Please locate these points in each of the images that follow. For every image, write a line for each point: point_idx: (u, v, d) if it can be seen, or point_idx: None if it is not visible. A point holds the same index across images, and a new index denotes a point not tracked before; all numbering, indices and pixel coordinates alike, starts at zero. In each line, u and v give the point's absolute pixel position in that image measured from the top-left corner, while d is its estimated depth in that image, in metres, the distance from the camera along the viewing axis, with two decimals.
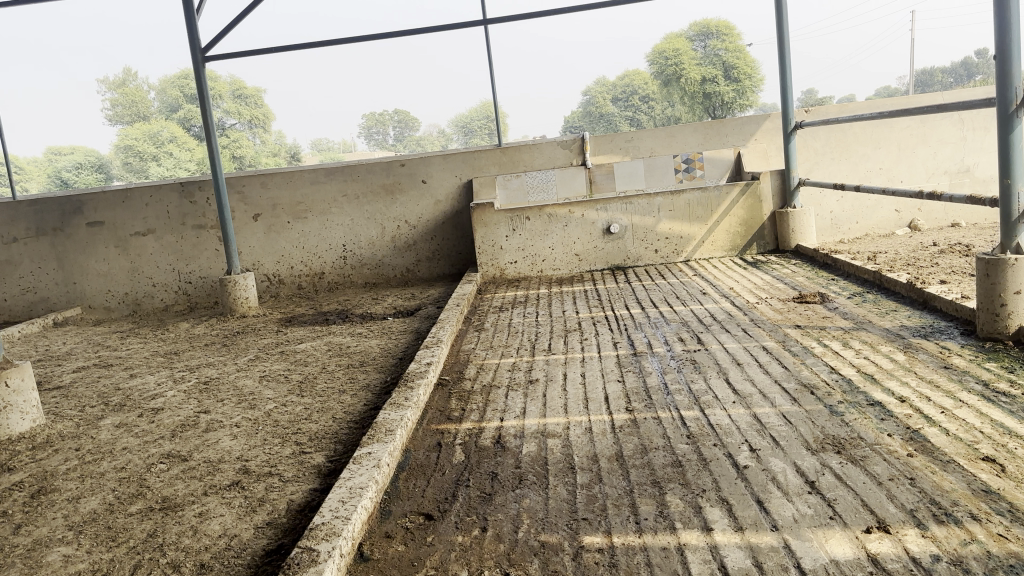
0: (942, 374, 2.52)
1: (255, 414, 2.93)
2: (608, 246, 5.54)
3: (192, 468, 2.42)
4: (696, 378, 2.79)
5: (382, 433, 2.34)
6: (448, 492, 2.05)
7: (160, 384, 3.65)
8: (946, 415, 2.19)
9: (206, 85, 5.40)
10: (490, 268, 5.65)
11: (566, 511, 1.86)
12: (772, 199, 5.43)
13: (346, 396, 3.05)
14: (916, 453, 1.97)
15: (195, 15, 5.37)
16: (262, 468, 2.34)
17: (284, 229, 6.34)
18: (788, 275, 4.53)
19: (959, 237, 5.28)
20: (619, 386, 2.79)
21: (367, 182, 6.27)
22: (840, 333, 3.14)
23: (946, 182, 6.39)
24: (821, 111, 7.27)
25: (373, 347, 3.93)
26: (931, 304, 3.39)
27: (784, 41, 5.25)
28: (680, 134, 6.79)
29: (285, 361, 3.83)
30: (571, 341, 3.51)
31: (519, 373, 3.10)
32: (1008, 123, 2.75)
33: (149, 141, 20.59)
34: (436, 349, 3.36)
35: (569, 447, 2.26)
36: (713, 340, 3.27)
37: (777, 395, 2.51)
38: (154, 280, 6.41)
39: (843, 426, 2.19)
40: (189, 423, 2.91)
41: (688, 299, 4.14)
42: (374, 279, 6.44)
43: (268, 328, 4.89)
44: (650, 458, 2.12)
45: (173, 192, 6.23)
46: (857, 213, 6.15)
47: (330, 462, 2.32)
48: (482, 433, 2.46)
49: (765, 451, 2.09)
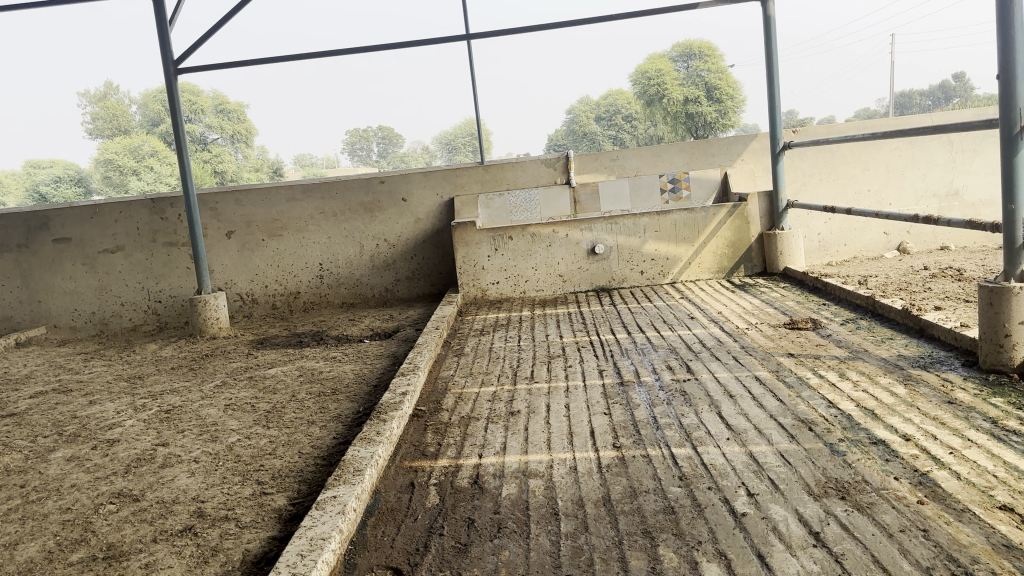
0: (947, 411, 2.37)
1: (216, 448, 2.74)
2: (592, 267, 5.39)
3: (143, 510, 2.23)
4: (686, 412, 2.63)
5: (350, 474, 2.16)
6: (419, 541, 1.88)
7: (119, 412, 3.44)
8: (955, 456, 2.04)
9: (177, 98, 5.21)
10: (471, 289, 5.48)
11: (548, 566, 1.69)
12: (759, 221, 5.32)
13: (315, 428, 2.87)
14: (927, 500, 1.82)
15: (167, 26, 5.19)
16: (219, 511, 2.15)
17: (258, 247, 6.15)
18: (778, 299, 4.41)
19: (951, 260, 5.18)
20: (605, 420, 2.62)
21: (345, 199, 6.10)
22: (836, 363, 3.00)
23: (936, 205, 6.30)
24: (809, 132, 7.23)
25: (347, 372, 3.75)
26: (928, 332, 3.26)
27: (773, 60, 5.14)
28: (666, 154, 6.59)
29: (254, 388, 3.63)
30: (555, 368, 3.35)
31: (500, 403, 2.93)
32: (1012, 146, 2.62)
33: (131, 154, 20.64)
34: (412, 376, 3.19)
35: (552, 489, 2.09)
36: (702, 369, 3.12)
37: (774, 431, 2.36)
38: (123, 299, 6.20)
39: (845, 468, 2.05)
40: (145, 458, 2.71)
41: (676, 324, 3.99)
42: (352, 299, 6.26)
43: (238, 351, 4.70)
44: (640, 504, 1.96)
45: (143, 208, 6.04)
46: (845, 235, 6.08)
47: (292, 506, 2.14)
48: (459, 471, 2.29)
49: (765, 496, 1.93)
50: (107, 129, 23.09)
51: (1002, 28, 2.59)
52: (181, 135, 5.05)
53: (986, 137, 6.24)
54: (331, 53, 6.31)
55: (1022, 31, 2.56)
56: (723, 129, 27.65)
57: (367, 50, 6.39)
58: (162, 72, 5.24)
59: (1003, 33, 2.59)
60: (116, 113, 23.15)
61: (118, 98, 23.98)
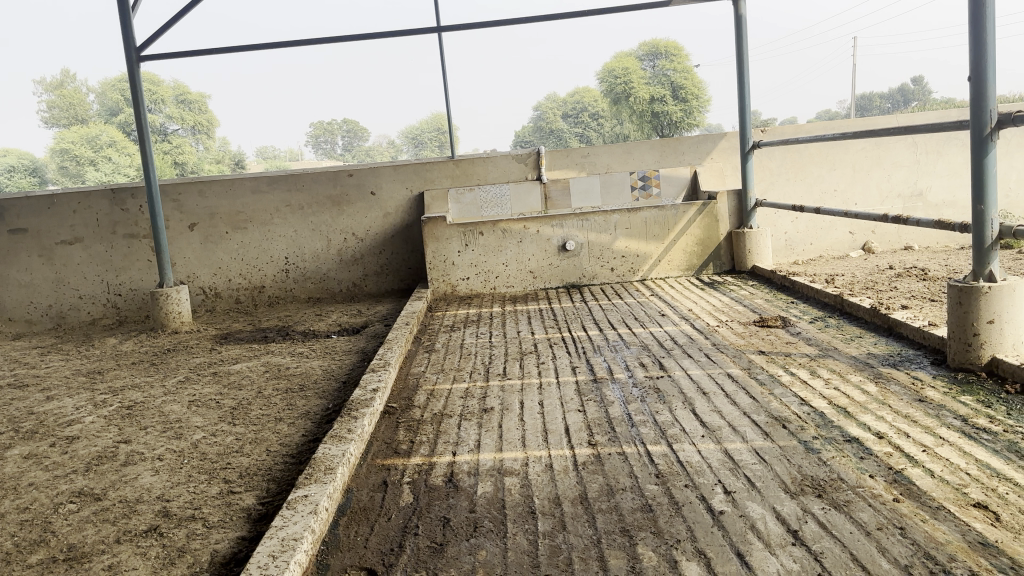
0: (918, 409, 2.39)
1: (180, 445, 2.67)
2: (563, 263, 5.38)
3: (105, 510, 2.15)
4: (661, 409, 2.62)
5: (321, 472, 2.11)
6: (393, 541, 1.84)
7: (77, 408, 3.33)
8: (928, 454, 2.06)
9: (140, 86, 5.07)
10: (440, 285, 5.43)
11: (526, 566, 1.67)
12: (729, 220, 5.35)
13: (283, 425, 2.80)
14: (903, 498, 1.83)
15: (129, 13, 5.05)
16: (185, 511, 2.09)
17: (222, 240, 6.03)
18: (747, 297, 4.43)
19: (915, 260, 5.26)
20: (580, 417, 2.60)
21: (312, 192, 6.01)
22: (807, 361, 3.02)
23: (900, 206, 6.40)
24: (776, 132, 7.29)
25: (315, 368, 3.68)
26: (896, 331, 3.29)
27: (744, 59, 5.17)
28: (637, 152, 6.58)
29: (218, 384, 3.55)
30: (528, 365, 3.32)
31: (472, 400, 2.89)
32: (982, 146, 2.66)
33: (89, 144, 20.15)
34: (383, 373, 3.13)
35: (529, 488, 2.07)
36: (675, 366, 3.12)
37: (748, 428, 2.36)
38: (81, 292, 6.03)
39: (821, 466, 2.05)
40: (106, 455, 2.63)
41: (647, 321, 3.99)
42: (318, 293, 6.18)
43: (201, 346, 4.60)
44: (618, 502, 1.94)
45: (103, 199, 5.89)
46: (812, 234, 6.15)
47: (261, 505, 2.08)
48: (433, 470, 2.25)
49: (742, 494, 1.92)
50: (64, 118, 22.51)
51: (974, 30, 2.62)
52: (143, 124, 4.92)
53: (950, 139, 6.33)
54: (299, 43, 6.20)
55: (993, 34, 2.60)
56: (688, 128, 27.84)
57: (336, 41, 6.30)
58: (124, 60, 5.11)
59: (975, 34, 2.62)
60: (73, 102, 22.60)
61: (76, 87, 23.40)
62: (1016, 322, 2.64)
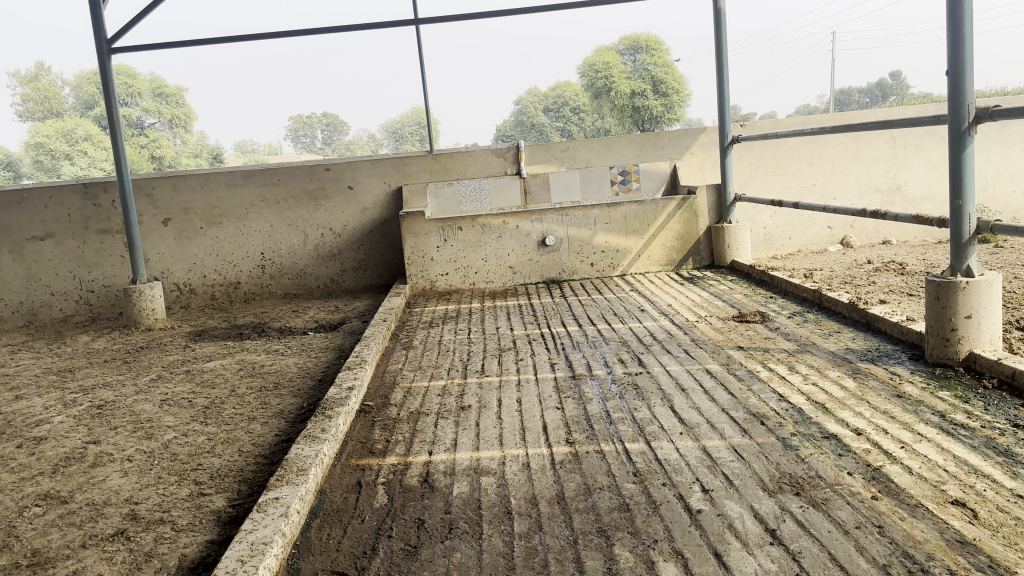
0: (897, 404, 2.39)
1: (150, 445, 2.61)
2: (542, 258, 5.35)
3: (71, 514, 2.10)
4: (639, 406, 2.60)
5: (293, 474, 2.06)
6: (366, 544, 1.80)
7: (46, 408, 3.26)
8: (906, 450, 2.05)
9: (111, 78, 4.98)
10: (419, 280, 5.38)
11: (501, 568, 1.64)
12: (708, 214, 5.35)
13: (257, 425, 2.76)
14: (882, 496, 1.82)
15: (100, 3, 4.95)
16: (154, 514, 2.04)
17: (197, 235, 5.95)
18: (726, 292, 4.43)
19: (893, 255, 5.29)
20: (558, 414, 2.57)
21: (289, 187, 5.94)
22: (785, 356, 3.01)
23: (878, 200, 6.43)
24: (755, 126, 7.29)
25: (290, 366, 3.63)
26: (874, 326, 3.29)
27: (723, 53, 5.16)
28: (616, 145, 6.57)
29: (191, 382, 3.49)
30: (506, 362, 3.29)
31: (450, 398, 2.86)
32: (960, 141, 2.65)
33: (64, 137, 19.84)
34: (359, 370, 3.09)
35: (505, 488, 2.04)
36: (654, 362, 3.10)
37: (726, 425, 2.34)
38: (53, 288, 5.93)
39: (799, 463, 2.04)
40: (75, 457, 2.57)
41: (626, 316, 3.98)
42: (296, 289, 6.11)
43: (175, 343, 4.52)
44: (595, 501, 1.91)
45: (74, 193, 5.78)
46: (790, 229, 6.16)
47: (232, 507, 2.04)
48: (408, 469, 2.22)
49: (720, 492, 1.90)
50: (39, 112, 22.13)
51: (952, 26, 2.61)
52: (115, 118, 4.83)
53: (927, 134, 6.36)
54: (275, 35, 6.12)
55: (970, 29, 2.59)
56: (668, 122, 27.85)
57: (313, 33, 6.22)
58: (95, 51, 5.00)
59: (953, 30, 2.61)
60: (48, 96, 22.33)
61: (49, 80, 23.01)
62: (993, 318, 2.64)
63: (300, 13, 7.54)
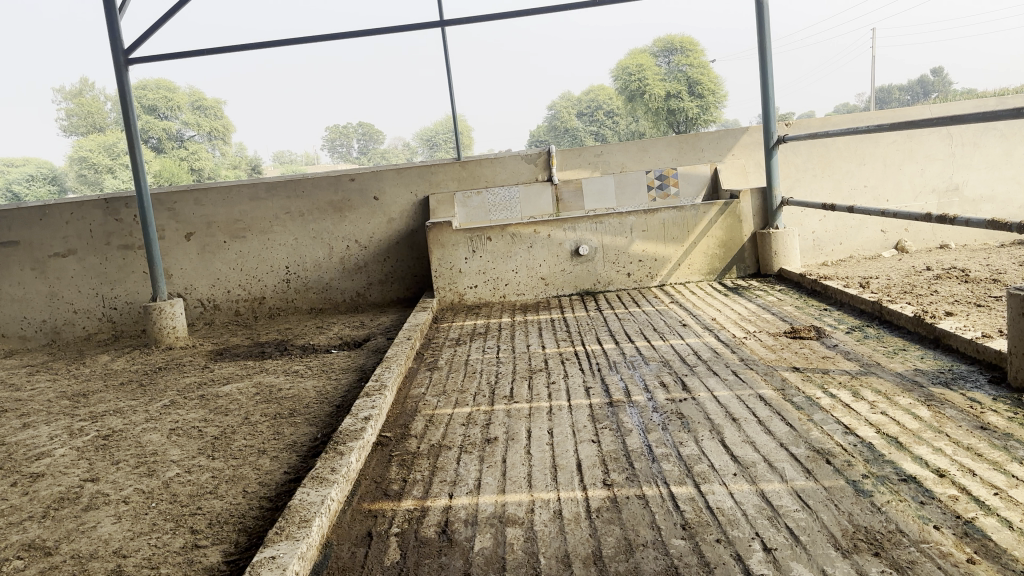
0: (982, 439, 2.08)
1: (150, 484, 2.41)
2: (576, 269, 5.09)
3: (52, 569, 1.89)
4: (685, 440, 2.31)
5: (295, 525, 1.83)
6: None
7: (51, 438, 3.08)
8: (1001, 498, 1.75)
9: (128, 90, 4.83)
10: (447, 294, 5.15)
11: None
12: (752, 220, 5.05)
13: (264, 460, 2.54)
14: (979, 558, 1.53)
15: (116, 15, 4.81)
16: (140, 570, 1.82)
17: (220, 249, 5.79)
18: (775, 303, 4.12)
19: (952, 260, 4.92)
20: (593, 450, 2.31)
21: (313, 198, 5.76)
22: (847, 379, 2.70)
23: (935, 202, 6.06)
24: (801, 126, 6.98)
25: (307, 389, 3.42)
26: (944, 343, 2.98)
27: (766, 48, 4.84)
28: (653, 147, 6.32)
29: (203, 408, 3.29)
30: (536, 385, 3.04)
31: (474, 429, 2.60)
32: None
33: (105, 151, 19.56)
34: (378, 398, 2.85)
35: (533, 543, 1.78)
36: (699, 386, 2.82)
37: (786, 464, 2.06)
38: (76, 306, 5.82)
39: (875, 514, 1.75)
40: (69, 497, 2.37)
41: (667, 332, 3.69)
42: (322, 303, 5.92)
43: (194, 364, 4.34)
44: (638, 563, 1.64)
45: (96, 209, 5.67)
46: (840, 233, 5.83)
47: (226, 564, 1.81)
48: (425, 517, 1.97)
49: (784, 552, 1.63)
50: (82, 126, 22.14)
51: None
52: (132, 129, 4.67)
53: (987, 129, 5.97)
54: (297, 42, 5.96)
55: None
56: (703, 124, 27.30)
57: (336, 39, 6.04)
58: (112, 64, 4.87)
59: None
60: (91, 110, 22.38)
61: (91, 93, 23.17)
62: None
63: (326, 19, 7.38)
